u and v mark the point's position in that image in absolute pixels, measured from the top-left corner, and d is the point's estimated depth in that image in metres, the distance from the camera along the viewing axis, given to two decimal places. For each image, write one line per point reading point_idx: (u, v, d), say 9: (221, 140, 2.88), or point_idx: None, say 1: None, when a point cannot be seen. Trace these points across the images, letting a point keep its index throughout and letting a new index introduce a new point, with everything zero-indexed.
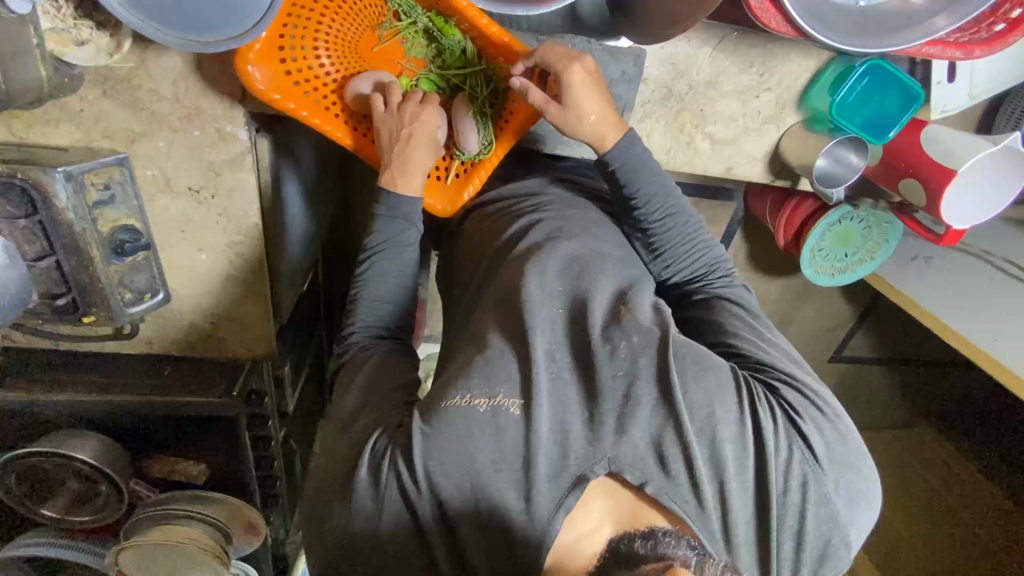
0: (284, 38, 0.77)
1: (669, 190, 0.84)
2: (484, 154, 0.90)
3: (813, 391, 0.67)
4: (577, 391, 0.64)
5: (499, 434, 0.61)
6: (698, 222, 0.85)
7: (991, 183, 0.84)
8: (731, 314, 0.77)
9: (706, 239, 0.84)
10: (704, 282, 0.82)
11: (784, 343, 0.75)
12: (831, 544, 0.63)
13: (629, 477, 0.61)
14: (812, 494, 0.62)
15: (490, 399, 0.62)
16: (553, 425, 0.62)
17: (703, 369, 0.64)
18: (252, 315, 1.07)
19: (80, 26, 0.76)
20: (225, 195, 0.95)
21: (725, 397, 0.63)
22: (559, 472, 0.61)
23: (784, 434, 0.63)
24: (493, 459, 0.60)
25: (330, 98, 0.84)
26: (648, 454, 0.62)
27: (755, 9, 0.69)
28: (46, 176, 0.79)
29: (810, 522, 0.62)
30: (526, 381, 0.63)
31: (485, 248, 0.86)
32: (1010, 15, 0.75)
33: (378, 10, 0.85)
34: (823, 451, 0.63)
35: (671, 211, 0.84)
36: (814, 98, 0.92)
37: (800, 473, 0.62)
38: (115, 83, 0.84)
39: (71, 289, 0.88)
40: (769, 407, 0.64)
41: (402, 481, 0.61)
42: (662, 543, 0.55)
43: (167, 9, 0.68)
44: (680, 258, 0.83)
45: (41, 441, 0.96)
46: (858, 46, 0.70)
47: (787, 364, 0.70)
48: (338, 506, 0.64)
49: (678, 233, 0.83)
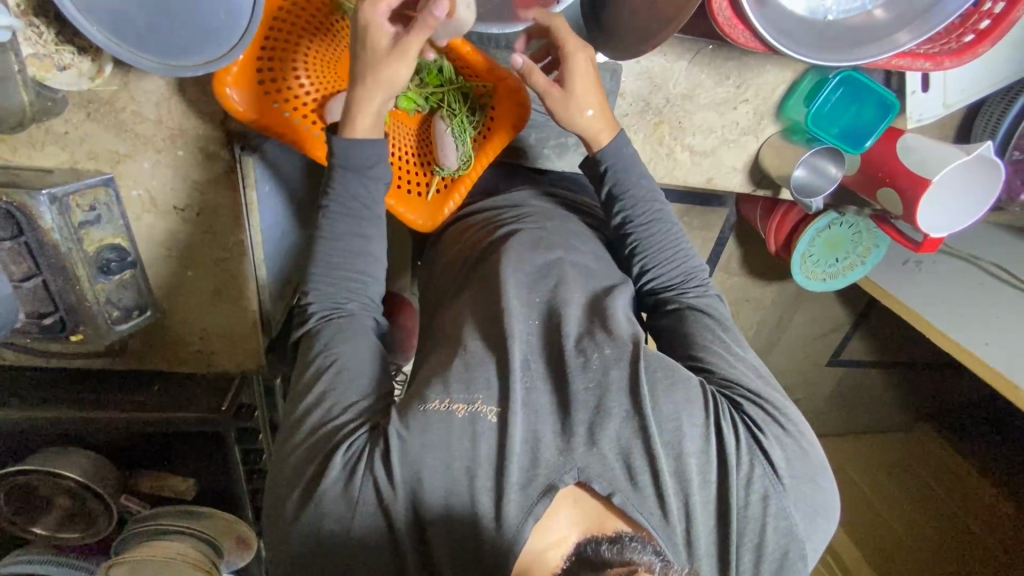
0: (262, 59, 0.78)
1: (655, 196, 0.86)
2: (463, 169, 0.91)
3: (774, 405, 0.69)
4: (549, 401, 0.65)
5: (468, 441, 0.61)
6: (680, 232, 0.85)
7: (964, 195, 0.84)
8: (703, 321, 0.76)
9: (688, 249, 0.84)
10: (679, 290, 0.80)
11: (753, 358, 0.75)
12: (790, 558, 0.63)
13: (597, 486, 0.61)
14: (771, 508, 0.63)
15: (468, 405, 0.63)
16: (525, 437, 0.62)
17: (672, 381, 0.66)
18: (239, 330, 1.08)
19: (62, 51, 0.77)
20: (209, 213, 0.96)
21: (690, 409, 0.65)
22: (528, 481, 0.61)
23: (746, 449, 0.64)
24: (463, 469, 0.61)
25: (310, 117, 0.83)
26: (617, 466, 0.62)
27: (723, 25, 0.71)
28: (31, 199, 0.81)
29: (770, 537, 0.62)
30: (499, 391, 0.65)
31: (464, 260, 0.85)
32: (979, 26, 0.76)
33: (355, 31, 0.87)
34: (783, 466, 0.65)
35: (655, 214, 0.84)
36: (790, 108, 0.94)
37: (761, 487, 0.63)
38: (99, 106, 0.85)
39: (58, 309, 0.90)
40: (730, 418, 0.65)
41: (367, 491, 0.60)
42: (629, 548, 0.55)
43: (143, 34, 0.69)
44: (659, 260, 0.83)
45: (29, 459, 0.96)
46: (824, 61, 0.71)
47: (752, 380, 0.71)
48: (295, 509, 0.62)
49: (661, 236, 0.83)
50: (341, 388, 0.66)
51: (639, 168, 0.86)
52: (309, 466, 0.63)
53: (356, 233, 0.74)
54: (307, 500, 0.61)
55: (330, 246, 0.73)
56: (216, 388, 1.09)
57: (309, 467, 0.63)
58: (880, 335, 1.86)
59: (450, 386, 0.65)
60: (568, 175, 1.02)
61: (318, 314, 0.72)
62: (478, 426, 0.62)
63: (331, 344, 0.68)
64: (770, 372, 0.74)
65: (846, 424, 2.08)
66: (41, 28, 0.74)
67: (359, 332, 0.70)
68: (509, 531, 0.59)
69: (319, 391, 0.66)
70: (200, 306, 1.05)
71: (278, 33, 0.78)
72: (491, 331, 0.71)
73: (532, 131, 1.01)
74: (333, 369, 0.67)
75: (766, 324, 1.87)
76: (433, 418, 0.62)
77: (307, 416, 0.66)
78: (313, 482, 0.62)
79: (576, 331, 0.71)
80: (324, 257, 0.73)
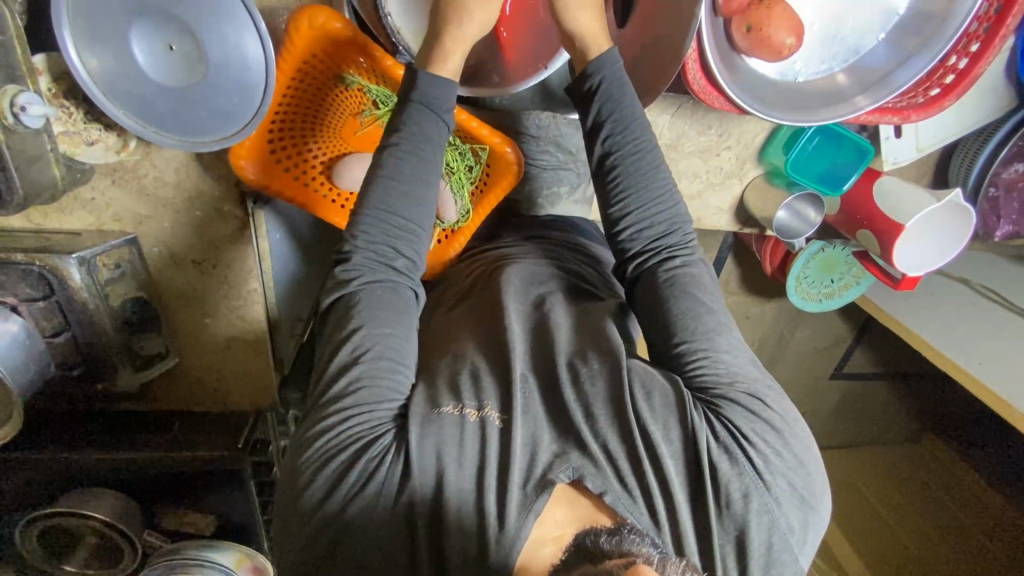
0: (273, 133, 0.86)
1: (647, 143, 0.80)
2: (462, 222, 1.01)
3: (754, 401, 0.68)
4: (543, 409, 0.67)
5: (474, 449, 0.63)
6: (669, 181, 0.81)
7: (938, 236, 0.92)
8: (684, 294, 0.74)
9: (675, 200, 0.80)
10: (667, 255, 0.78)
11: (736, 334, 0.75)
12: (775, 552, 0.63)
13: (590, 484, 0.62)
14: (755, 505, 0.62)
15: (479, 409, 0.66)
16: (524, 445, 0.64)
17: (648, 390, 0.67)
18: (255, 371, 1.14)
19: (90, 129, 0.83)
20: (225, 265, 1.02)
21: (664, 418, 0.66)
22: (525, 480, 0.62)
23: (726, 446, 0.64)
24: (460, 474, 0.62)
25: (318, 179, 0.92)
26: (604, 464, 0.64)
27: (700, 93, 0.80)
28: (62, 263, 0.86)
29: (755, 533, 0.62)
30: (501, 401, 0.67)
31: (462, 297, 0.89)
32: (943, 81, 0.86)
33: (359, 100, 0.92)
34: (764, 459, 0.64)
35: (645, 164, 0.80)
36: (770, 154, 1.00)
37: (744, 484, 0.63)
38: (123, 174, 0.91)
39: (84, 361, 0.96)
40: (703, 415, 0.66)
41: (386, 486, 0.62)
42: (627, 539, 0.54)
43: (166, 116, 0.76)
44: (644, 214, 0.79)
45: (61, 501, 1.02)
46: (797, 121, 0.79)
47: (734, 365, 0.72)
48: (318, 496, 0.63)
49: (649, 190, 0.79)
50: (377, 381, 0.67)
51: (631, 102, 0.80)
52: (335, 452, 0.64)
53: (407, 198, 0.74)
54: (328, 490, 0.63)
55: (376, 216, 0.73)
56: (234, 424, 1.13)
57: (337, 457, 0.63)
58: (882, 349, 1.84)
59: (462, 394, 0.68)
60: (562, 219, 1.04)
61: (361, 282, 0.71)
62: (484, 432, 0.64)
63: (372, 326, 0.69)
64: (750, 351, 0.74)
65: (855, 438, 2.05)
66: (71, 109, 0.81)
67: (399, 316, 0.71)
68: (508, 537, 0.60)
69: (354, 375, 0.66)
70: (217, 351, 1.11)
71: (287, 109, 0.86)
72: (490, 356, 0.74)
73: (526, 182, 1.06)
74: (373, 354, 0.67)
75: (765, 346, 1.86)
76: (447, 420, 0.65)
77: (339, 401, 0.66)
78: (339, 473, 0.63)
79: (568, 350, 0.73)
80: (366, 231, 0.73)
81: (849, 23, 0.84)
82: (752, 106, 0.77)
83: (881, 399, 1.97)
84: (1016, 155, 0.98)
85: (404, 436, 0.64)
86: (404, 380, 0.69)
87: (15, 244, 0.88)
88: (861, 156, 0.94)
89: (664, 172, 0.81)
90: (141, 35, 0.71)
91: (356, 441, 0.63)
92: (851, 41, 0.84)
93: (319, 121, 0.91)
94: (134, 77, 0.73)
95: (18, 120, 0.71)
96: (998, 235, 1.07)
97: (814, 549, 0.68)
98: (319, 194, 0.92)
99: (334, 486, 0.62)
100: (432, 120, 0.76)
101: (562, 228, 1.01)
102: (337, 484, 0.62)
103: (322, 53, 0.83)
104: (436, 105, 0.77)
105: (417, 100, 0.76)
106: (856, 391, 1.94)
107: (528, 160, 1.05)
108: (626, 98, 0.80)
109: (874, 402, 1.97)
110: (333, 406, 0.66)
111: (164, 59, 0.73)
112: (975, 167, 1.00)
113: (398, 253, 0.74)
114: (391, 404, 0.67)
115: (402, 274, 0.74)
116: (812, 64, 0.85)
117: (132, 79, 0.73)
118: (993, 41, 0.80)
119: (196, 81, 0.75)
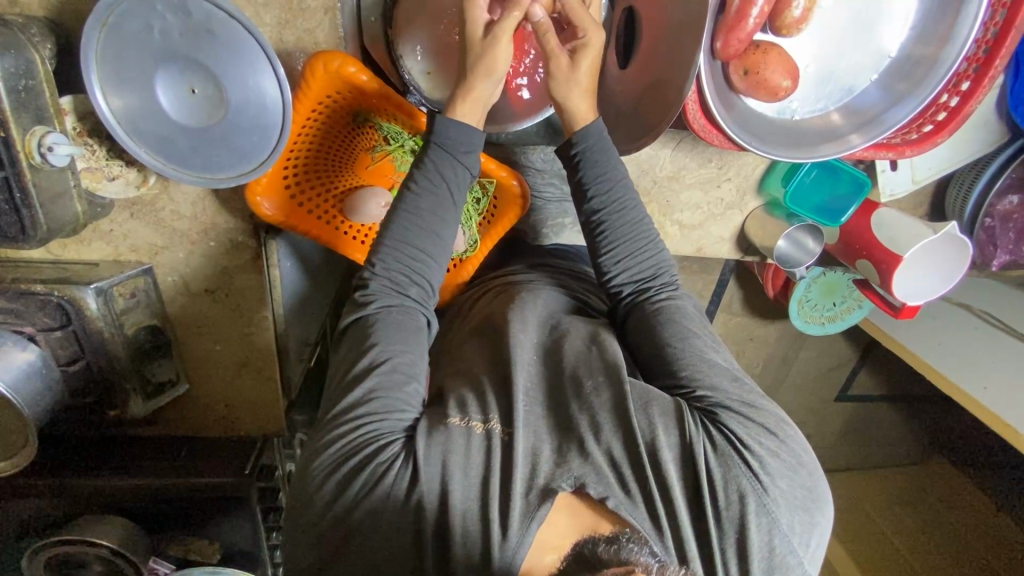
0: (288, 172, 0.90)
1: (630, 197, 0.83)
2: (471, 251, 1.04)
3: (748, 407, 0.68)
4: (547, 422, 0.68)
5: (477, 459, 0.64)
6: (652, 228, 0.84)
7: (935, 268, 0.98)
8: (675, 325, 0.76)
9: (659, 244, 0.84)
10: (652, 292, 0.81)
11: (726, 356, 0.76)
12: (778, 554, 0.61)
13: (592, 491, 0.62)
14: (751, 505, 0.61)
15: (483, 422, 0.67)
16: (527, 452, 0.65)
17: (644, 402, 0.68)
18: (262, 398, 1.14)
19: (112, 165, 0.87)
20: (237, 294, 1.03)
21: (661, 421, 0.66)
22: (527, 490, 0.62)
23: (724, 455, 0.63)
24: (465, 478, 0.62)
25: (330, 213, 0.97)
26: (608, 472, 0.63)
27: (699, 132, 0.86)
28: (80, 292, 0.87)
29: (753, 532, 0.61)
30: (505, 412, 0.68)
31: (470, 316, 0.92)
32: (935, 118, 0.92)
33: (372, 138, 0.98)
34: (763, 467, 0.63)
35: (631, 218, 0.83)
36: (770, 186, 1.07)
37: (740, 485, 0.62)
38: (141, 207, 0.94)
39: (97, 389, 0.97)
40: (700, 425, 0.66)
41: (393, 492, 0.62)
42: (626, 547, 0.54)
43: (185, 155, 0.80)
44: (631, 262, 0.82)
45: (68, 528, 1.01)
46: (793, 159, 0.84)
47: (726, 382, 0.71)
48: (328, 499, 0.64)
49: (633, 239, 0.82)
50: (390, 393, 0.68)
51: (617, 163, 0.82)
52: (347, 457, 0.65)
53: (421, 231, 0.76)
54: (337, 493, 0.63)
55: (395, 244, 0.75)
56: (240, 450, 1.13)
57: (349, 461, 0.64)
58: (887, 368, 1.83)
59: (467, 408, 0.69)
60: (566, 247, 1.08)
61: (379, 305, 0.73)
62: (489, 444, 0.65)
63: (386, 343, 0.70)
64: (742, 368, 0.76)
65: (864, 461, 2.01)
66: (94, 148, 0.85)
67: (415, 337, 0.73)
68: (512, 547, 0.59)
69: (367, 386, 0.68)
70: (226, 377, 1.11)
71: (300, 147, 0.90)
72: (494, 372, 0.75)
73: (532, 213, 1.11)
74: (388, 366, 0.69)
75: (770, 365, 1.85)
76: (452, 432, 0.65)
77: (353, 410, 0.67)
78: (347, 479, 0.63)
79: (574, 364, 0.74)
80: (385, 258, 0.75)
81: (842, 65, 0.88)
82: (751, 145, 0.82)
83: (889, 422, 1.94)
84: (1011, 186, 1.03)
85: (412, 445, 0.65)
86: (416, 393, 0.70)
87: (34, 274, 0.90)
88: (859, 189, 1.00)
89: (644, 220, 0.84)
90: (165, 80, 0.75)
91: (367, 445, 0.64)
92: (845, 82, 0.89)
93: (326, 159, 0.95)
94: (155, 117, 0.76)
95: (44, 159, 0.74)
96: (995, 264, 1.11)
97: (820, 550, 0.66)
98: (332, 227, 0.97)
99: (344, 489, 0.63)
100: (449, 163, 0.77)
101: (569, 257, 1.05)
102: (347, 487, 0.63)
103: (335, 92, 0.86)
104: (452, 148, 0.77)
105: (436, 141, 0.77)
106: (862, 414, 1.92)
107: (535, 193, 1.10)
108: (613, 161, 0.82)
109: (882, 425, 1.94)
110: (346, 414, 0.67)
111: (187, 101, 0.77)
112: (970, 201, 1.07)
113: (413, 281, 0.76)
114: (401, 415, 0.68)
115: (415, 300, 0.76)
116: (808, 102, 0.90)
117: (154, 119, 0.77)
118: (982, 80, 0.86)
119: (216, 123, 0.78)
